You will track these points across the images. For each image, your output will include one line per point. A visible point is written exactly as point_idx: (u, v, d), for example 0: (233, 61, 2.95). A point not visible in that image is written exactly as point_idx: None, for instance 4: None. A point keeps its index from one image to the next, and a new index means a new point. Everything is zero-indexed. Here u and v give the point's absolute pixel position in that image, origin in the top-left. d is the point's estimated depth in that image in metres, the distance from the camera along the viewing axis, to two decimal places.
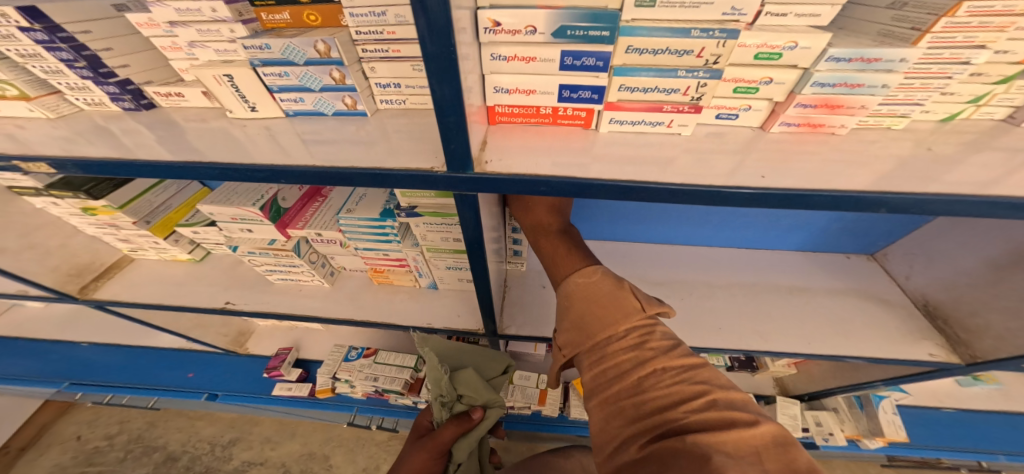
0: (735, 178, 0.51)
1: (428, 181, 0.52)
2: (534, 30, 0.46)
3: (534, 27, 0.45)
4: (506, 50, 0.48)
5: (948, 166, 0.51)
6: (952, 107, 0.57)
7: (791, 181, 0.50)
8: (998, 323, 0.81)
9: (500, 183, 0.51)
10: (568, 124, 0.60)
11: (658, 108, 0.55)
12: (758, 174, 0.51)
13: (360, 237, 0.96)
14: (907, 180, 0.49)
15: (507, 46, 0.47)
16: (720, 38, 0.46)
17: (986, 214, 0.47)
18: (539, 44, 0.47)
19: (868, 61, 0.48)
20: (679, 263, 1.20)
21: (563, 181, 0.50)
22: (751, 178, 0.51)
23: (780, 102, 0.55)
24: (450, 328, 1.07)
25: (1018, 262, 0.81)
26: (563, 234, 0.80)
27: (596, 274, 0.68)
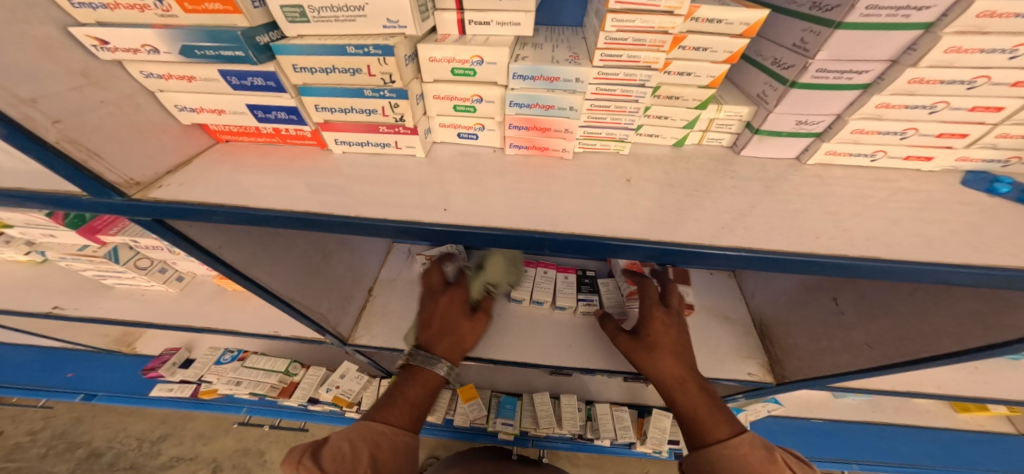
0: (418, 210, 0.48)
1: (79, 204, 0.46)
2: (156, 50, 0.41)
3: (151, 46, 0.41)
4: (155, 68, 0.44)
5: (651, 198, 0.50)
6: (675, 132, 0.55)
7: (470, 217, 0.47)
8: (803, 344, 0.83)
9: (169, 211, 0.46)
10: (301, 144, 0.56)
11: (374, 128, 0.51)
12: (438, 207, 0.48)
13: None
14: (592, 219, 0.47)
15: (149, 64, 0.44)
16: (379, 55, 0.42)
17: (662, 259, 0.45)
18: (175, 64, 0.43)
19: (551, 80, 0.46)
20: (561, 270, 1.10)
21: (228, 209, 0.46)
22: (431, 211, 0.48)
23: (501, 122, 0.53)
24: (298, 335, 0.99)
25: (819, 288, 0.83)
26: (698, 385, 0.68)
27: (744, 446, 0.60)
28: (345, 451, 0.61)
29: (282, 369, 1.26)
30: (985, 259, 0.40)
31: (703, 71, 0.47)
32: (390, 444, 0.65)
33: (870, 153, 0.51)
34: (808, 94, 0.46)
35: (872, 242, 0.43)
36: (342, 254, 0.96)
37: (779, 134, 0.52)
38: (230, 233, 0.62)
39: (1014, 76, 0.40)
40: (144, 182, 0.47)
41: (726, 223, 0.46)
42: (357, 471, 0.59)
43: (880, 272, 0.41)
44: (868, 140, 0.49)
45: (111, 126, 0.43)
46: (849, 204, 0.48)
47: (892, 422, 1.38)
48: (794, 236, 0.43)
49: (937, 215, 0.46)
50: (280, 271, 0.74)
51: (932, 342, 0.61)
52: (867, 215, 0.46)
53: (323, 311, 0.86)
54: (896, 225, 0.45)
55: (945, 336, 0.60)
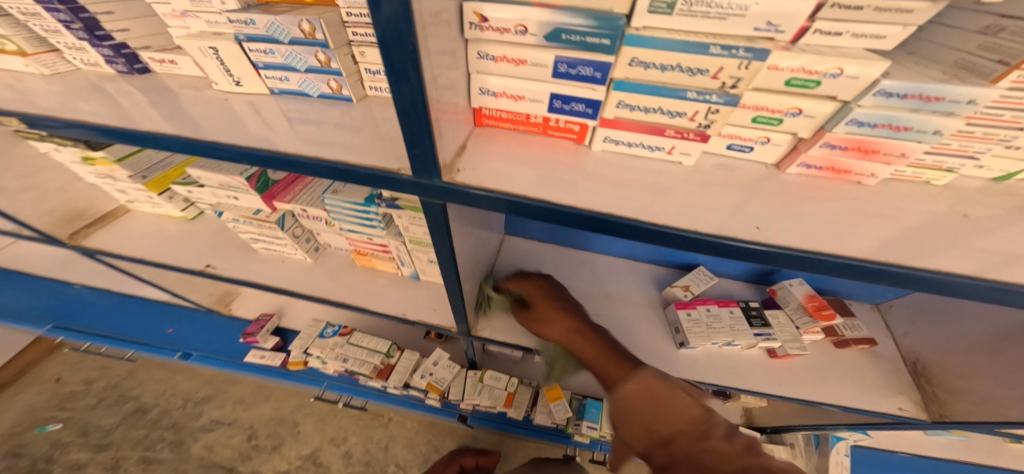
0: (725, 225, 0.45)
1: (392, 183, 0.45)
2: (525, 30, 0.41)
3: (525, 27, 0.40)
4: (496, 50, 0.43)
5: (995, 238, 0.44)
6: (1010, 166, 0.48)
7: (787, 237, 0.44)
8: (982, 390, 0.79)
9: (469, 197, 0.46)
10: (557, 136, 0.54)
11: (659, 131, 0.49)
12: (753, 223, 0.45)
13: (343, 217, 0.84)
14: (929, 253, 0.42)
15: (496, 45, 0.42)
16: (743, 58, 0.39)
17: (1017, 306, 0.40)
18: (529, 46, 0.42)
19: (927, 99, 0.40)
20: (702, 289, 1.09)
21: (538, 204, 0.45)
22: (744, 228, 0.45)
23: (805, 139, 0.48)
24: (427, 321, 0.95)
25: (1017, 338, 0.76)
26: (603, 336, 0.78)
27: (642, 374, 0.68)
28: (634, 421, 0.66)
29: (383, 351, 1.18)
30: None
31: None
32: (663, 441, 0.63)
33: None
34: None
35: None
36: (484, 242, 0.96)
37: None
38: (461, 221, 0.60)
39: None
40: (448, 164, 0.47)
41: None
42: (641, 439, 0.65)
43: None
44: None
45: (447, 109, 0.43)
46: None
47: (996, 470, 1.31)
48: None
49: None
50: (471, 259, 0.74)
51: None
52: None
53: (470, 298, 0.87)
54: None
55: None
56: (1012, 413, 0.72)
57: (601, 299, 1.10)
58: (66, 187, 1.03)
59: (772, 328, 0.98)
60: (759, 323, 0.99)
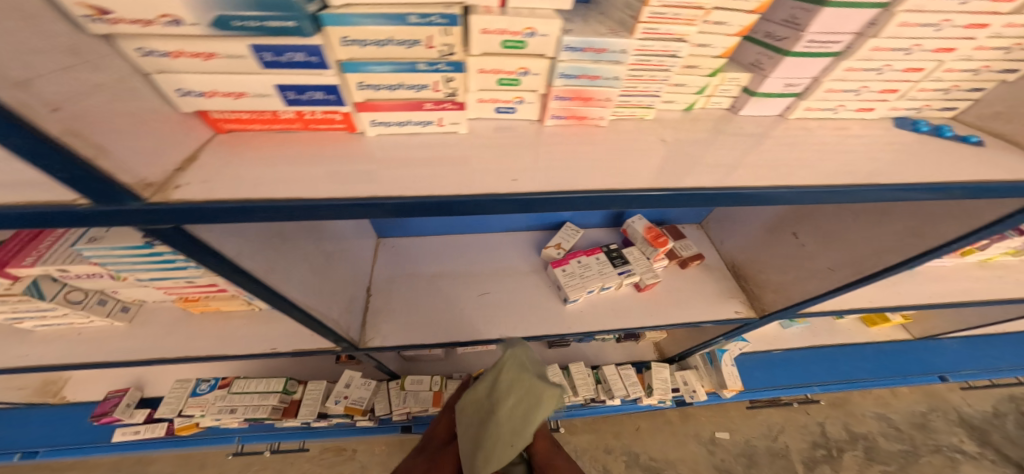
0: (486, 183, 0.47)
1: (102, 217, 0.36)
2: (178, 21, 0.34)
3: (173, 17, 0.33)
4: (165, 44, 0.36)
5: (680, 155, 0.55)
6: (687, 98, 0.61)
7: (538, 185, 0.48)
8: (774, 278, 0.99)
9: (213, 214, 0.39)
10: (322, 128, 0.51)
11: (418, 106, 0.46)
12: (510, 176, 0.48)
13: (133, 269, 0.69)
14: (641, 177, 0.51)
15: (162, 39, 0.35)
16: (444, 24, 0.39)
17: (706, 203, 0.51)
18: (198, 37, 0.36)
19: (598, 51, 0.48)
20: (571, 243, 1.22)
21: (301, 204, 0.41)
22: (502, 182, 0.48)
23: (542, 94, 0.53)
24: (302, 348, 0.89)
25: (783, 227, 0.98)
26: None
27: None
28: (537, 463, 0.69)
29: (280, 388, 1.10)
30: (942, 180, 0.50)
31: (718, 43, 0.53)
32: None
33: (833, 108, 0.59)
34: (799, 60, 0.52)
35: (858, 175, 0.52)
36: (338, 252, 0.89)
37: (773, 95, 0.59)
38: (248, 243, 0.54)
39: (940, 43, 0.48)
40: (157, 185, 0.39)
41: (755, 171, 0.53)
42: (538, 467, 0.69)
43: (866, 195, 0.51)
44: (834, 96, 0.57)
45: (120, 117, 0.35)
46: (833, 148, 0.57)
47: (829, 344, 1.73)
48: (800, 175, 0.52)
49: (894, 149, 0.56)
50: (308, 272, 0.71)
51: (881, 259, 0.75)
52: (842, 156, 0.55)
53: (334, 316, 0.80)
54: (867, 163, 0.54)
55: (888, 251, 0.74)
56: (799, 293, 0.91)
57: (487, 277, 1.16)
58: None
59: (630, 264, 1.13)
60: (621, 263, 1.14)
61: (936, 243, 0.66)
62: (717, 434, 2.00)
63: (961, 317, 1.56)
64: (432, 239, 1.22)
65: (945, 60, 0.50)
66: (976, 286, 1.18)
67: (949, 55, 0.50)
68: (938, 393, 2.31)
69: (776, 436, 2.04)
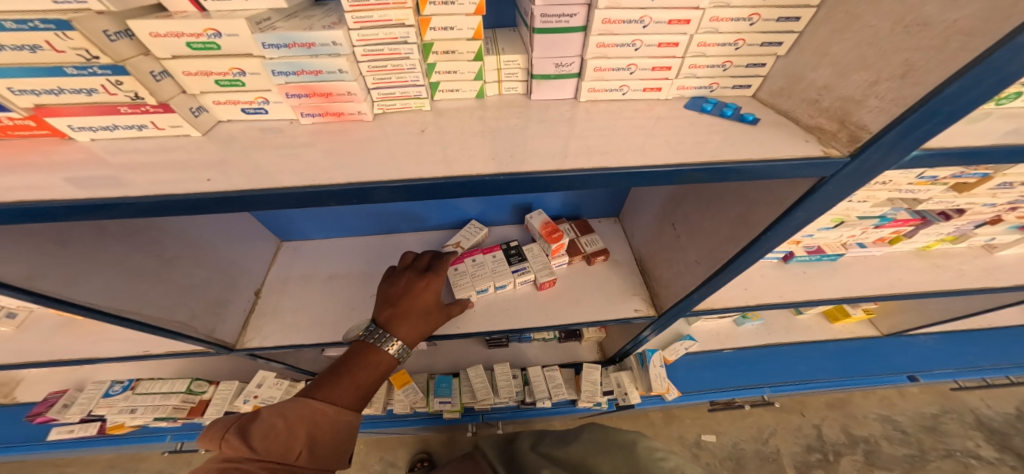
0: (172, 184, 0.45)
1: None
2: None
3: None
4: None
5: (433, 147, 0.52)
6: (471, 84, 0.58)
7: (230, 183, 0.45)
8: (665, 273, 0.86)
9: None
10: (29, 135, 0.49)
11: (113, 110, 0.45)
12: (199, 177, 0.46)
13: None
14: (362, 169, 0.48)
15: None
16: (53, 29, 0.37)
17: (446, 193, 0.47)
18: None
19: (307, 46, 0.46)
20: (472, 242, 1.13)
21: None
22: (191, 182, 0.45)
23: (277, 92, 0.50)
24: (172, 351, 0.87)
25: (665, 217, 0.85)
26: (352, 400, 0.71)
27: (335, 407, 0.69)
28: (276, 427, 0.63)
29: (183, 389, 1.15)
30: (693, 159, 0.45)
31: (462, 25, 0.51)
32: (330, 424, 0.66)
33: (618, 87, 0.53)
34: (548, 37, 0.48)
35: (608, 156, 0.47)
36: (190, 257, 0.88)
37: (553, 77, 0.54)
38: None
39: (666, 13, 0.44)
40: None
41: (499, 161, 0.48)
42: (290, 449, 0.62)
43: (612, 181, 0.46)
44: (610, 77, 0.51)
45: None
46: (607, 132, 0.51)
47: (786, 342, 1.47)
48: (555, 162, 0.47)
49: (673, 128, 0.50)
50: (118, 274, 0.73)
51: (724, 249, 0.64)
52: (604, 139, 0.50)
53: (179, 320, 0.80)
54: (633, 146, 0.49)
55: (729, 239, 0.63)
56: (680, 288, 0.78)
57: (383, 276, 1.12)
58: None
59: (527, 261, 1.05)
60: (516, 260, 1.06)
61: (756, 230, 0.57)
62: (704, 438, 1.92)
63: (930, 310, 1.32)
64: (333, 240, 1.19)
65: (691, 32, 0.46)
66: (920, 278, 1.02)
67: (690, 27, 0.45)
68: (947, 393, 2.11)
69: (768, 439, 1.92)
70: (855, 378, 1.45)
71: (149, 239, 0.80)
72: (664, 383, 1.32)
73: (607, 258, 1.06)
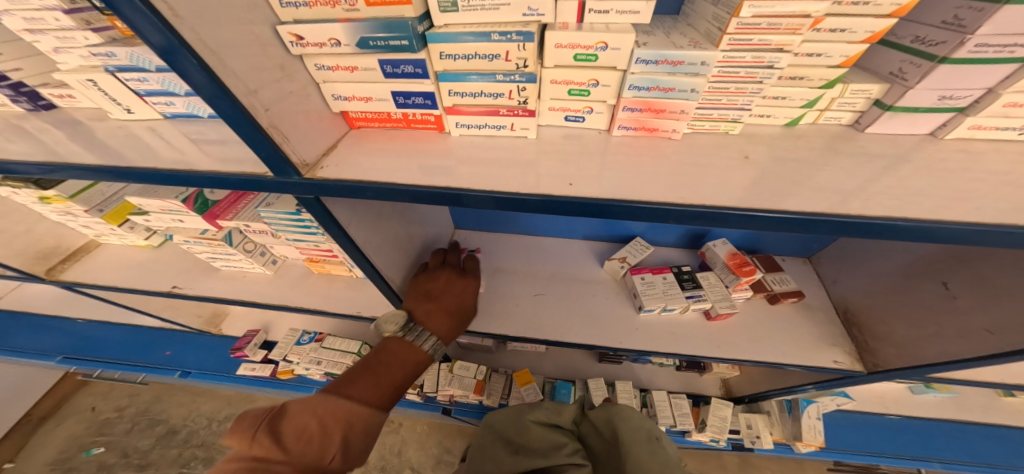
0: (548, 186, 0.51)
1: (261, 185, 0.49)
2: (339, 42, 0.44)
3: (336, 39, 0.43)
4: (328, 60, 0.46)
5: (800, 175, 0.50)
6: (790, 112, 0.53)
7: (610, 192, 0.50)
8: (901, 332, 0.76)
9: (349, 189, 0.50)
10: (423, 128, 0.59)
11: (495, 111, 0.55)
12: (565, 180, 0.52)
13: (287, 229, 0.86)
14: (728, 192, 0.48)
15: (324, 57, 0.45)
16: (519, 41, 0.46)
17: (813, 230, 0.45)
18: (351, 55, 0.45)
19: (674, 64, 0.49)
20: (638, 259, 1.14)
21: (417, 191, 0.50)
22: (559, 185, 0.51)
23: (612, 105, 0.56)
24: (380, 315, 1.00)
25: (927, 271, 0.74)
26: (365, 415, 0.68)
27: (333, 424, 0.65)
28: (310, 428, 0.61)
29: (355, 351, 1.27)
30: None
31: (835, 53, 0.45)
32: (364, 424, 0.67)
33: (1018, 127, 0.48)
34: (958, 68, 0.43)
35: None
36: (421, 237, 1.01)
37: (918, 109, 0.49)
38: (355, 213, 0.65)
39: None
40: (311, 164, 0.50)
41: (871, 199, 0.45)
42: (325, 452, 0.61)
43: None
44: (1019, 113, 0.46)
45: (295, 112, 0.45)
46: (998, 181, 0.45)
47: (978, 421, 1.27)
48: (968, 210, 0.42)
49: None
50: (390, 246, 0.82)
51: None
52: (1014, 190, 0.44)
53: (404, 291, 0.91)
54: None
55: None
56: (932, 354, 0.69)
57: (547, 279, 1.16)
58: (33, 228, 0.99)
59: (702, 289, 1.02)
60: (690, 286, 1.03)
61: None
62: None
63: None
64: (501, 236, 1.28)
65: None
66: None
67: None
68: None
69: None
70: None
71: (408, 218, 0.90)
72: (818, 437, 1.23)
73: (799, 300, 0.96)
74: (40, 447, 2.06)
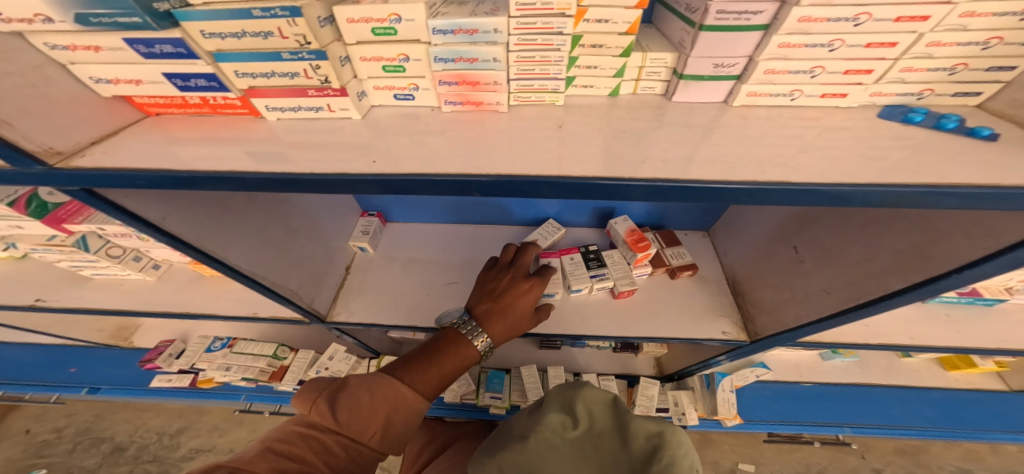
0: (347, 164, 0.48)
1: (6, 178, 0.43)
2: (51, 19, 0.38)
3: (45, 16, 0.37)
4: (59, 39, 0.41)
5: (601, 146, 0.48)
6: (608, 82, 0.53)
7: (404, 169, 0.47)
8: (768, 297, 0.77)
9: (122, 179, 0.45)
10: (232, 113, 0.55)
11: (303, 92, 0.51)
12: (369, 157, 0.49)
13: None
14: (525, 163, 0.46)
15: (51, 35, 0.40)
16: (287, 17, 0.42)
17: (603, 197, 0.45)
18: (77, 33, 0.40)
19: (471, 32, 0.45)
20: (549, 241, 1.11)
21: (205, 176, 0.46)
22: (362, 164, 0.48)
23: (431, 80, 0.53)
24: (277, 316, 0.94)
25: (783, 236, 0.76)
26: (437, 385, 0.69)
27: (393, 396, 0.63)
28: (362, 403, 0.61)
29: (270, 353, 1.25)
30: (904, 178, 0.39)
31: (618, 18, 0.45)
32: (408, 408, 0.64)
33: (787, 92, 0.48)
34: (714, 36, 0.43)
35: (797, 171, 0.41)
36: (307, 230, 0.98)
37: (709, 77, 0.48)
38: (180, 209, 0.61)
39: (895, 11, 0.38)
40: (70, 152, 0.45)
41: (656, 164, 0.44)
42: (367, 430, 0.60)
43: (796, 200, 0.41)
44: (781, 80, 0.46)
45: (36, 101, 0.41)
46: (774, 140, 0.45)
47: (882, 383, 1.33)
48: (740, 172, 0.42)
49: (868, 142, 0.44)
50: (254, 243, 0.78)
51: (876, 282, 0.54)
52: (794, 150, 0.44)
53: (294, 287, 0.88)
54: (819, 159, 0.43)
55: (890, 272, 0.53)
56: (789, 318, 0.69)
57: (459, 267, 1.13)
58: None
59: (607, 268, 1.01)
60: (595, 265, 1.01)
61: (945, 265, 0.46)
62: (740, 466, 1.77)
63: None
64: (417, 226, 1.25)
65: (924, 31, 0.39)
66: None
67: (926, 24, 0.39)
68: None
69: None
70: (959, 430, 1.29)
71: (271, 209, 0.86)
72: (732, 410, 1.27)
73: (694, 273, 0.98)
74: None
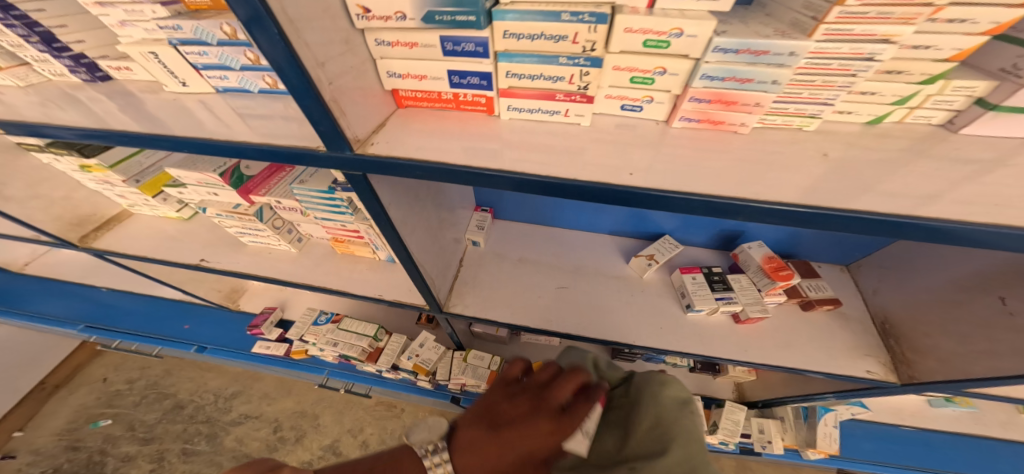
0: (605, 174, 0.49)
1: (312, 159, 0.51)
2: (404, 16, 0.45)
3: (403, 13, 0.44)
4: (387, 35, 0.48)
5: (864, 176, 0.47)
6: (876, 108, 0.52)
7: (663, 183, 0.48)
8: (946, 346, 0.75)
9: (395, 167, 0.50)
10: (470, 110, 0.58)
11: (551, 96, 0.53)
12: (627, 170, 0.49)
13: (315, 208, 0.85)
14: (790, 186, 0.46)
15: (385, 31, 0.47)
16: (591, 23, 0.45)
17: (878, 230, 0.44)
18: (414, 30, 0.46)
19: (758, 54, 0.44)
20: (667, 258, 1.11)
21: (463, 170, 0.49)
22: (619, 174, 0.49)
23: (677, 95, 0.52)
24: (401, 302, 0.98)
25: (987, 285, 0.71)
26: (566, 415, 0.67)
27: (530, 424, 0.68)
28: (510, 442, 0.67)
29: (371, 334, 1.30)
30: None
31: (947, 45, 0.43)
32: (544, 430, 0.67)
33: None
34: None
35: None
36: (448, 222, 1.03)
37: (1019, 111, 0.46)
38: (393, 194, 0.65)
39: None
40: (361, 140, 0.51)
41: (947, 203, 0.43)
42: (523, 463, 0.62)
43: None
44: None
45: (349, 90, 0.47)
46: None
47: (997, 436, 1.25)
48: None
49: None
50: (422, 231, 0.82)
51: None
52: None
53: (433, 276, 0.92)
54: None
55: None
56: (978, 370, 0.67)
57: (570, 273, 1.14)
58: (71, 195, 1.03)
59: (733, 292, 0.99)
60: (720, 288, 1.00)
61: None
62: None
63: None
64: (525, 226, 1.28)
65: None
66: None
67: None
68: None
69: None
70: None
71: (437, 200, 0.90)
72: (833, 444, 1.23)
73: (835, 307, 0.95)
74: (48, 419, 2.04)
